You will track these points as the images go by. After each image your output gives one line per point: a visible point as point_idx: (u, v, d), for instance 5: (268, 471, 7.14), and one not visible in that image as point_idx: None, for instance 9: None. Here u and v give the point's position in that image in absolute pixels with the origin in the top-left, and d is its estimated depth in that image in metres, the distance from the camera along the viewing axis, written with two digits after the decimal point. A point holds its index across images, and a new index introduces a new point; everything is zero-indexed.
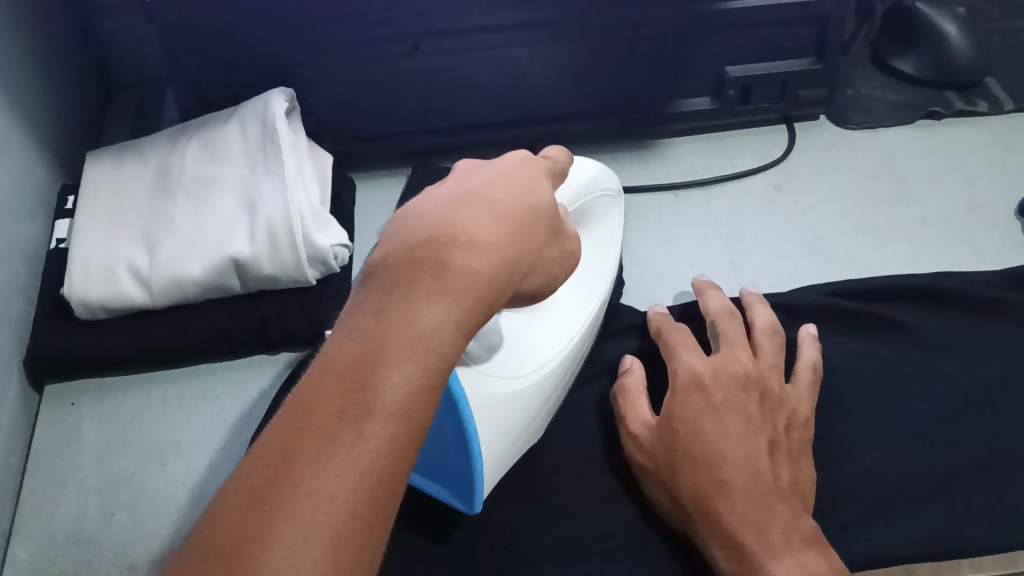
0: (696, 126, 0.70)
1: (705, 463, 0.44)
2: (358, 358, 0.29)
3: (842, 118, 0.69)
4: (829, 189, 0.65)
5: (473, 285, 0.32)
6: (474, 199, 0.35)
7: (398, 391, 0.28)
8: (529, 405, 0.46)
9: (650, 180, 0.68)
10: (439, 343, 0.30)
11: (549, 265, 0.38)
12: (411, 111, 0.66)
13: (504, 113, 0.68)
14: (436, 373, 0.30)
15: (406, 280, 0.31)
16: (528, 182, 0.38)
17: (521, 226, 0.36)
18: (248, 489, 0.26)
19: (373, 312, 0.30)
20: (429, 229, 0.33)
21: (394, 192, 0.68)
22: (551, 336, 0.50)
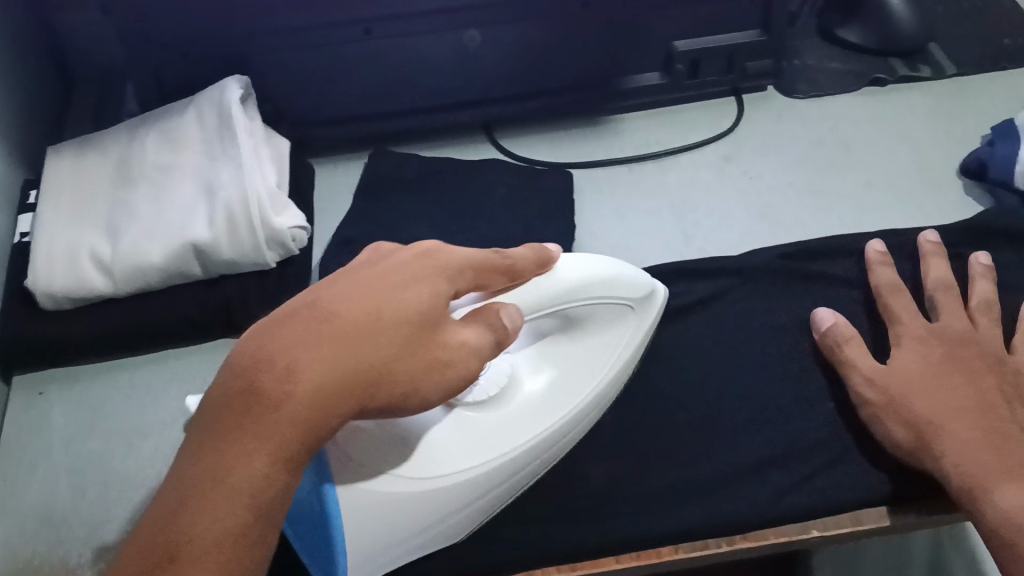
0: (647, 101, 0.71)
1: (942, 399, 0.49)
2: (179, 494, 0.33)
3: (789, 88, 0.71)
4: (778, 158, 0.67)
5: (300, 419, 0.35)
6: (323, 316, 0.37)
7: (213, 523, 0.33)
8: (444, 509, 0.46)
9: (604, 155, 0.69)
10: (259, 489, 0.34)
11: (434, 382, 0.39)
12: (368, 95, 0.68)
13: (460, 94, 0.69)
14: (262, 501, 0.34)
15: (235, 423, 0.34)
16: (389, 294, 0.38)
17: (371, 338, 0.37)
18: None
19: (202, 453, 0.34)
20: (259, 355, 0.35)
21: (353, 176, 0.69)
22: (518, 427, 0.49)
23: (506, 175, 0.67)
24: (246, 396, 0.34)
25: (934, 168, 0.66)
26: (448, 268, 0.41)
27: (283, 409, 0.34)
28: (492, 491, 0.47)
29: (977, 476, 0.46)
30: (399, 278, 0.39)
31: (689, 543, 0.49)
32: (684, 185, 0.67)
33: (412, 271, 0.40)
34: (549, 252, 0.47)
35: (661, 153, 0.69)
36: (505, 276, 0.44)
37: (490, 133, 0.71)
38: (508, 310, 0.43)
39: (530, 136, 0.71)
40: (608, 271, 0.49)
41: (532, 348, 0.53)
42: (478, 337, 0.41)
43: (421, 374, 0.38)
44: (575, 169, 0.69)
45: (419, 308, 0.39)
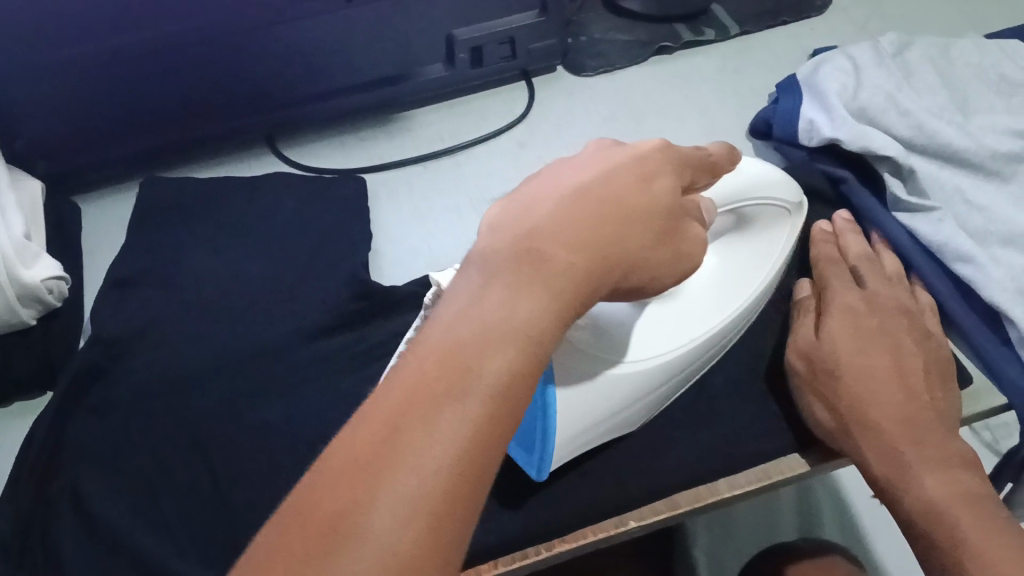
0: (433, 93, 0.68)
1: (861, 374, 0.45)
2: (445, 347, 0.28)
3: (577, 66, 0.69)
4: (573, 138, 0.65)
5: (570, 279, 0.31)
6: (578, 194, 0.34)
7: (498, 377, 0.27)
8: (623, 395, 0.43)
9: (395, 155, 0.66)
10: (546, 336, 0.29)
11: (674, 274, 0.36)
12: (127, 122, 0.62)
13: (230, 110, 0.64)
14: (535, 372, 0.29)
15: (506, 268, 0.30)
16: (638, 179, 0.35)
17: (625, 218, 0.34)
18: (339, 466, 0.25)
19: (466, 295, 0.30)
20: (525, 224, 0.32)
21: (125, 210, 0.64)
22: (703, 315, 0.47)
23: (294, 188, 0.63)
24: (530, 248, 0.31)
25: (726, 130, 0.66)
26: (675, 160, 0.38)
27: (578, 261, 0.31)
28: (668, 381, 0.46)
29: (903, 467, 0.41)
30: (642, 162, 0.36)
31: (506, 555, 0.45)
32: (480, 176, 0.64)
33: (658, 154, 0.37)
34: (737, 150, 0.44)
35: (455, 146, 0.65)
36: (711, 174, 0.42)
37: (272, 145, 0.67)
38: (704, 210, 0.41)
39: (316, 144, 0.67)
40: (755, 176, 0.47)
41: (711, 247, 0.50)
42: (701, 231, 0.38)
43: (671, 268, 0.36)
44: (366, 173, 0.65)
45: (668, 200, 0.36)
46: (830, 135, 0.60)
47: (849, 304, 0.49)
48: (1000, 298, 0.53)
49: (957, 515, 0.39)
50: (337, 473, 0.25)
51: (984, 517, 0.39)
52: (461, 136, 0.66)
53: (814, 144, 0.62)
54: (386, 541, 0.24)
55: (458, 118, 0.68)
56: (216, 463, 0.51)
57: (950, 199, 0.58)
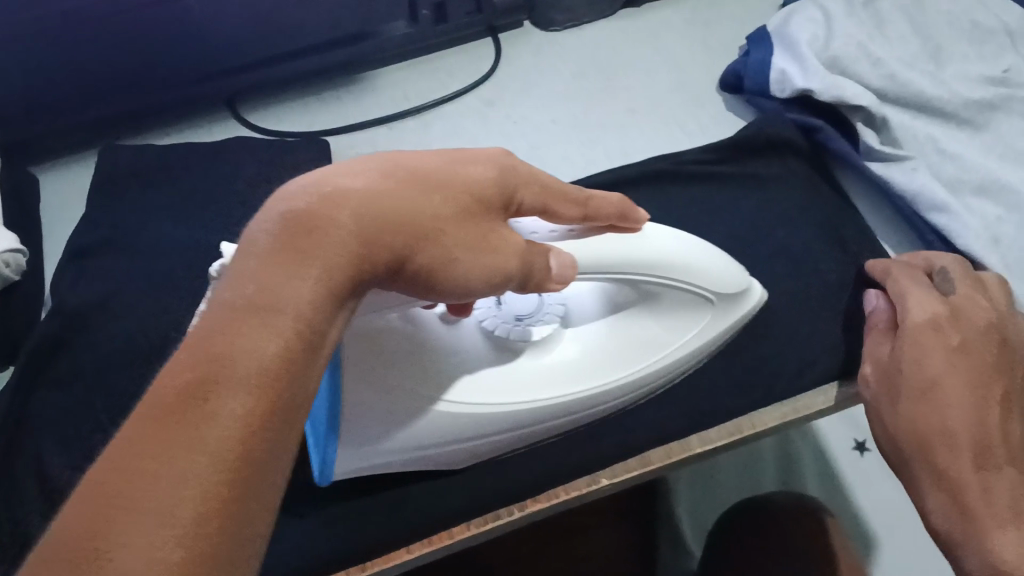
0: (397, 51, 0.66)
1: (927, 398, 0.39)
2: (201, 354, 0.24)
3: (545, 21, 0.68)
4: (541, 96, 0.64)
5: (342, 255, 0.28)
6: (385, 173, 0.31)
7: (247, 375, 0.24)
8: (453, 428, 0.42)
9: (360, 116, 0.64)
10: (310, 318, 0.26)
11: (514, 265, 0.34)
12: (80, 90, 0.59)
13: (187, 74, 0.62)
14: (298, 356, 0.26)
15: (280, 245, 0.27)
16: (447, 171, 0.32)
17: (434, 215, 0.31)
18: (87, 494, 0.21)
19: (252, 274, 0.26)
20: (305, 208, 0.28)
21: (84, 179, 0.62)
22: (598, 366, 0.46)
23: (255, 154, 0.62)
24: (300, 231, 0.27)
25: (696, 83, 0.65)
26: (494, 167, 0.34)
27: (346, 239, 0.28)
28: (552, 420, 0.44)
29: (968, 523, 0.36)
30: (455, 159, 0.33)
31: (480, 515, 0.45)
32: (447, 136, 0.63)
33: (482, 163, 0.34)
34: (635, 210, 0.40)
35: (420, 107, 0.64)
36: (576, 206, 0.38)
37: (233, 109, 0.65)
38: (555, 251, 0.37)
39: (279, 107, 0.66)
40: (692, 254, 0.44)
41: (604, 321, 0.48)
42: (520, 247, 0.34)
43: (503, 257, 0.33)
44: (330, 135, 0.63)
45: (482, 186, 0.33)
46: (803, 85, 0.59)
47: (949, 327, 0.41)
48: (975, 247, 0.53)
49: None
50: (84, 503, 0.21)
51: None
52: (427, 96, 0.65)
53: (785, 95, 0.60)
54: (149, 561, 0.20)
55: (423, 77, 0.66)
56: None
57: (923, 148, 0.58)
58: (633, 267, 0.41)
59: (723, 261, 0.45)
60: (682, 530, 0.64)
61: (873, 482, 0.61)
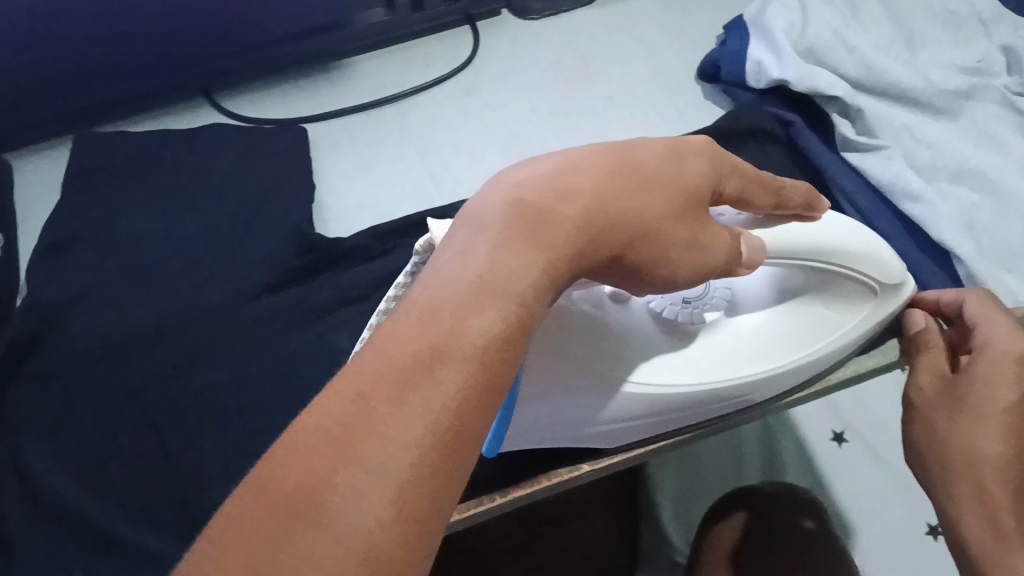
0: (374, 40, 0.66)
1: (980, 419, 0.37)
2: (432, 313, 0.24)
3: (522, 9, 0.68)
4: (518, 84, 0.64)
5: (563, 232, 0.28)
6: (581, 159, 0.31)
7: (479, 334, 0.24)
8: (624, 415, 0.39)
9: (338, 105, 0.64)
10: (530, 293, 0.26)
11: (698, 257, 0.32)
12: (54, 82, 0.59)
13: (162, 63, 0.61)
14: (526, 326, 0.25)
15: (512, 231, 0.27)
16: (660, 153, 0.33)
17: (662, 188, 0.31)
18: (313, 433, 0.21)
19: (477, 267, 0.26)
20: (537, 189, 0.29)
21: (59, 168, 0.62)
22: (747, 357, 0.42)
23: (232, 142, 0.61)
24: (508, 220, 0.28)
25: (674, 71, 0.65)
26: (676, 164, 0.33)
27: (558, 224, 0.28)
28: (695, 409, 0.41)
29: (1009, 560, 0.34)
30: (671, 154, 0.33)
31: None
32: (427, 125, 0.63)
33: (678, 164, 0.33)
34: (817, 195, 0.39)
35: (399, 95, 0.64)
36: (771, 196, 0.36)
37: (209, 97, 0.64)
38: (744, 236, 0.36)
39: (256, 95, 0.65)
40: (862, 239, 0.42)
41: (772, 308, 0.45)
42: (726, 238, 0.34)
43: (689, 250, 0.32)
44: (308, 123, 0.63)
45: (689, 179, 0.33)
46: (779, 76, 0.59)
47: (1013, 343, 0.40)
48: (948, 235, 0.54)
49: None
50: (309, 459, 0.20)
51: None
52: (406, 83, 0.65)
53: (761, 85, 0.61)
54: (359, 521, 0.20)
55: (402, 65, 0.66)
56: (163, 425, 0.50)
57: (898, 136, 0.58)
58: (810, 254, 0.40)
59: (876, 242, 0.42)
60: (665, 519, 0.65)
61: (853, 470, 0.63)
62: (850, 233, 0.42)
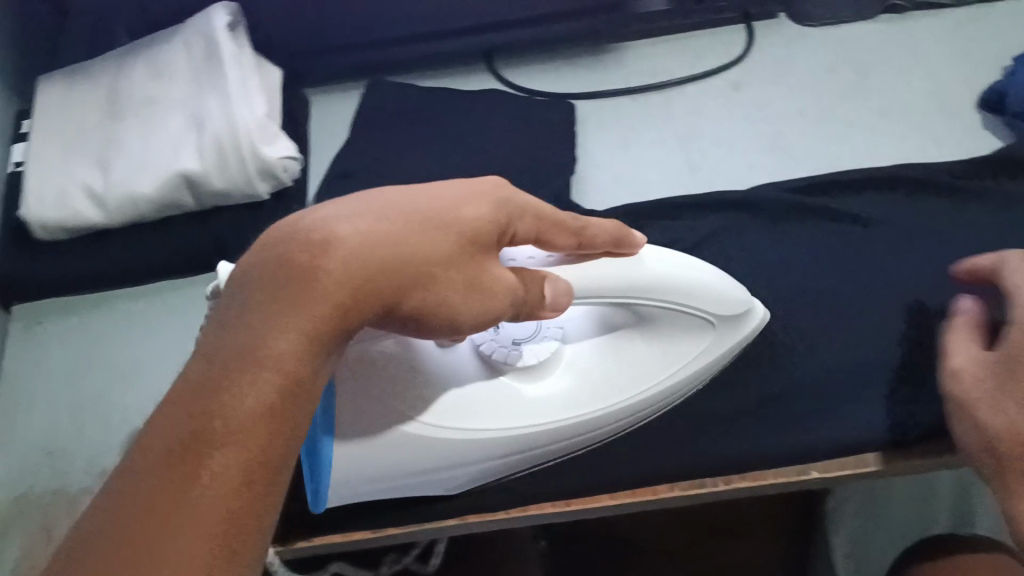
0: (653, 29, 0.68)
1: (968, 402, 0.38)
2: (203, 373, 0.28)
3: (802, 15, 0.68)
4: (788, 87, 0.65)
5: (338, 295, 0.30)
6: (382, 206, 0.33)
7: (251, 402, 0.27)
8: (494, 451, 0.44)
9: (609, 84, 0.66)
10: (302, 369, 0.29)
11: (469, 303, 0.35)
12: (360, 26, 0.65)
13: (454, 23, 0.66)
14: (294, 398, 0.28)
15: (270, 295, 0.29)
16: (454, 197, 0.34)
17: (417, 232, 0.33)
18: (153, 480, 0.25)
19: (237, 318, 0.29)
20: (307, 240, 0.31)
21: (349, 107, 0.67)
22: (584, 395, 0.46)
23: (505, 107, 0.65)
24: (272, 264, 0.30)
25: (953, 95, 0.63)
26: (481, 204, 0.35)
27: (325, 302, 0.30)
28: (545, 445, 0.45)
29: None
30: (453, 183, 0.35)
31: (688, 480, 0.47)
32: (692, 114, 0.64)
33: (471, 193, 0.35)
34: (631, 233, 0.41)
35: (669, 82, 0.65)
36: (573, 235, 0.39)
37: (490, 62, 0.68)
38: (552, 278, 0.39)
39: (532, 66, 0.68)
40: (698, 280, 0.44)
41: (599, 341, 0.48)
42: (511, 276, 0.37)
43: (454, 280, 0.34)
44: (578, 98, 0.66)
45: (473, 223, 0.34)
46: None
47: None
48: None
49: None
50: (160, 471, 0.25)
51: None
52: (678, 72, 0.66)
53: None
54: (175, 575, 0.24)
55: (676, 55, 0.67)
56: None
57: None
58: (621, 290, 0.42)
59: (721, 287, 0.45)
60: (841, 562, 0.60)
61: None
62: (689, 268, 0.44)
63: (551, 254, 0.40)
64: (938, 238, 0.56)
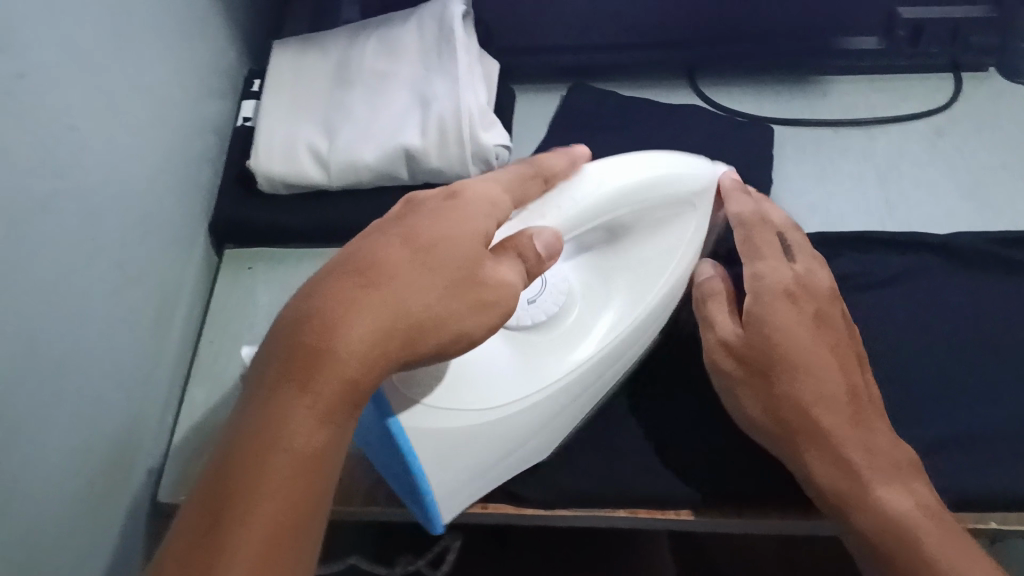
0: (860, 66, 0.69)
1: (802, 368, 0.45)
2: (231, 454, 0.31)
3: (1012, 70, 0.68)
4: (992, 139, 0.65)
5: (356, 363, 0.32)
6: (393, 257, 0.35)
7: (276, 474, 0.30)
8: (510, 430, 0.45)
9: (810, 115, 0.67)
10: (322, 441, 0.31)
11: (485, 318, 0.37)
12: (575, 28, 0.68)
13: (665, 38, 0.68)
14: (314, 468, 0.31)
15: (282, 378, 0.32)
16: (449, 225, 0.36)
17: (432, 289, 0.35)
18: (186, 560, 0.28)
19: (258, 397, 0.32)
20: (313, 306, 0.32)
21: (550, 106, 0.70)
22: (598, 328, 0.49)
23: (707, 122, 0.66)
24: (292, 339, 0.32)
25: None
26: (470, 249, 0.36)
27: (348, 377, 0.32)
28: (546, 418, 0.46)
29: (858, 468, 0.43)
30: (453, 213, 0.37)
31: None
32: (891, 153, 0.65)
33: (438, 233, 0.36)
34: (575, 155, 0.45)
35: (872, 120, 0.66)
36: (539, 181, 0.43)
37: (693, 79, 0.70)
38: (540, 234, 0.40)
39: (734, 88, 0.70)
40: (663, 177, 0.47)
41: (585, 261, 0.53)
42: (517, 272, 0.38)
43: (466, 313, 0.36)
44: (778, 125, 0.67)
45: (468, 250, 0.36)
46: None
47: (794, 285, 0.48)
48: None
49: (958, 544, 0.40)
50: (194, 541, 0.29)
51: (953, 543, 0.40)
52: (880, 112, 0.67)
53: None
54: None
55: (879, 95, 0.68)
56: None
57: None
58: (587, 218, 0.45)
59: (688, 164, 0.49)
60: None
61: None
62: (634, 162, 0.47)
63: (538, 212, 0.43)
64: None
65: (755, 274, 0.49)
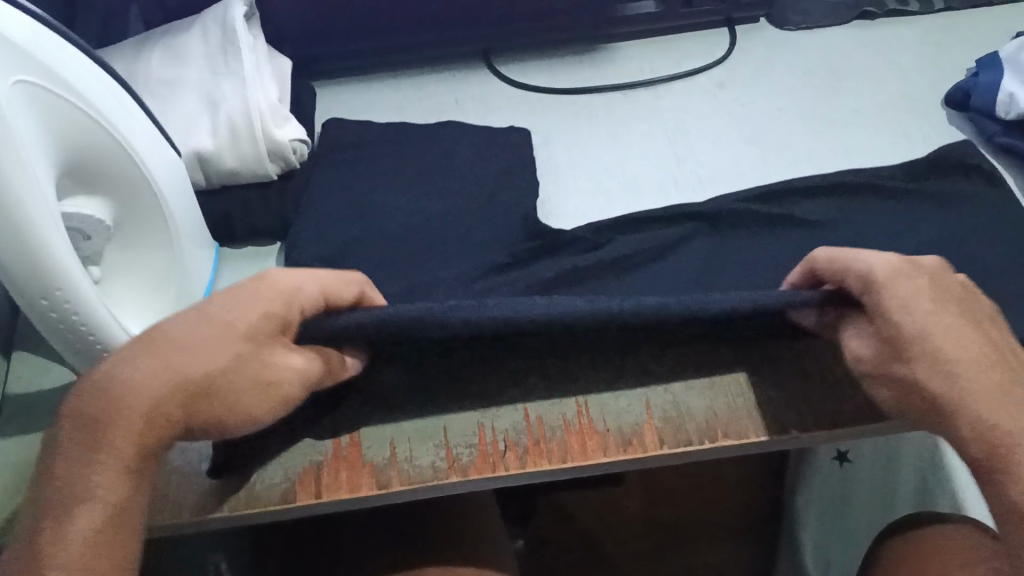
0: (642, 29, 0.73)
1: (954, 370, 0.37)
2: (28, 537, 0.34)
3: (781, 20, 0.75)
4: (768, 87, 0.70)
5: (141, 438, 0.34)
6: (201, 309, 0.37)
7: (69, 552, 0.33)
8: (180, 291, 0.57)
9: (602, 81, 0.71)
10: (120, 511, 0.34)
11: (271, 371, 0.37)
12: (366, 22, 0.69)
13: (456, 23, 0.70)
14: (111, 529, 0.34)
15: (83, 450, 0.34)
16: (273, 276, 0.39)
17: (219, 345, 0.36)
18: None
19: (54, 473, 0.34)
20: (93, 397, 0.35)
21: (352, 101, 0.71)
22: (130, 197, 0.52)
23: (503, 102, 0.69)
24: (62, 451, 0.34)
25: (922, 95, 0.69)
26: (254, 290, 0.38)
27: (145, 414, 0.34)
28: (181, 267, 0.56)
29: (1006, 428, 0.35)
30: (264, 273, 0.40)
31: (677, 441, 0.50)
32: (677, 109, 0.68)
33: (194, 327, 0.36)
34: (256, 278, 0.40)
35: (655, 79, 0.70)
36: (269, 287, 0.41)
37: (487, 60, 0.73)
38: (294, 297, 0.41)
39: (528, 64, 0.73)
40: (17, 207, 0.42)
41: (68, 151, 0.47)
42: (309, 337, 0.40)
43: (222, 364, 0.36)
44: (570, 94, 0.70)
45: (266, 284, 0.38)
46: None
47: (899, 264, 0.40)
48: None
49: None
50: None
51: None
52: (664, 71, 0.71)
53: (1011, 117, 0.63)
54: None
55: (662, 55, 0.73)
56: None
57: None
58: (63, 255, 0.45)
59: None
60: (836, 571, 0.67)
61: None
62: (5, 57, 0.42)
63: (51, 309, 0.47)
64: (926, 223, 0.58)
65: (847, 267, 0.40)
